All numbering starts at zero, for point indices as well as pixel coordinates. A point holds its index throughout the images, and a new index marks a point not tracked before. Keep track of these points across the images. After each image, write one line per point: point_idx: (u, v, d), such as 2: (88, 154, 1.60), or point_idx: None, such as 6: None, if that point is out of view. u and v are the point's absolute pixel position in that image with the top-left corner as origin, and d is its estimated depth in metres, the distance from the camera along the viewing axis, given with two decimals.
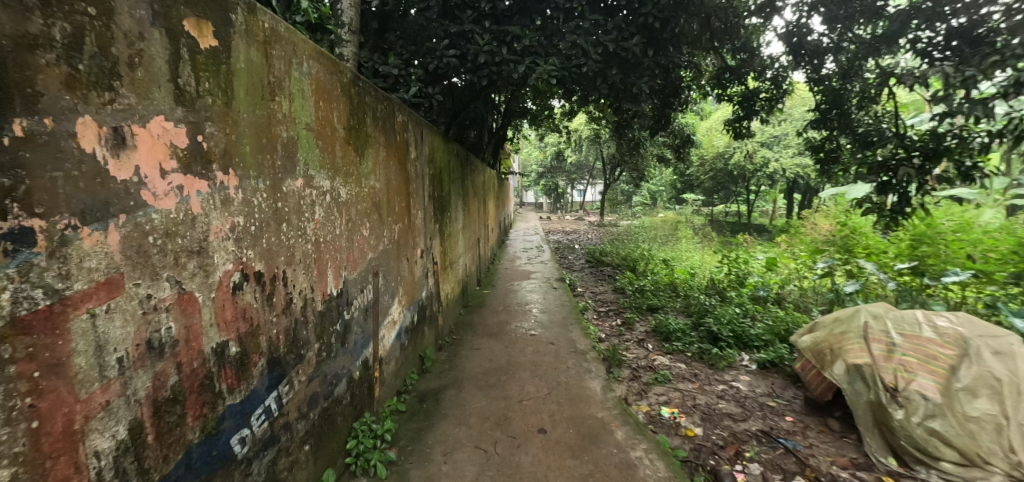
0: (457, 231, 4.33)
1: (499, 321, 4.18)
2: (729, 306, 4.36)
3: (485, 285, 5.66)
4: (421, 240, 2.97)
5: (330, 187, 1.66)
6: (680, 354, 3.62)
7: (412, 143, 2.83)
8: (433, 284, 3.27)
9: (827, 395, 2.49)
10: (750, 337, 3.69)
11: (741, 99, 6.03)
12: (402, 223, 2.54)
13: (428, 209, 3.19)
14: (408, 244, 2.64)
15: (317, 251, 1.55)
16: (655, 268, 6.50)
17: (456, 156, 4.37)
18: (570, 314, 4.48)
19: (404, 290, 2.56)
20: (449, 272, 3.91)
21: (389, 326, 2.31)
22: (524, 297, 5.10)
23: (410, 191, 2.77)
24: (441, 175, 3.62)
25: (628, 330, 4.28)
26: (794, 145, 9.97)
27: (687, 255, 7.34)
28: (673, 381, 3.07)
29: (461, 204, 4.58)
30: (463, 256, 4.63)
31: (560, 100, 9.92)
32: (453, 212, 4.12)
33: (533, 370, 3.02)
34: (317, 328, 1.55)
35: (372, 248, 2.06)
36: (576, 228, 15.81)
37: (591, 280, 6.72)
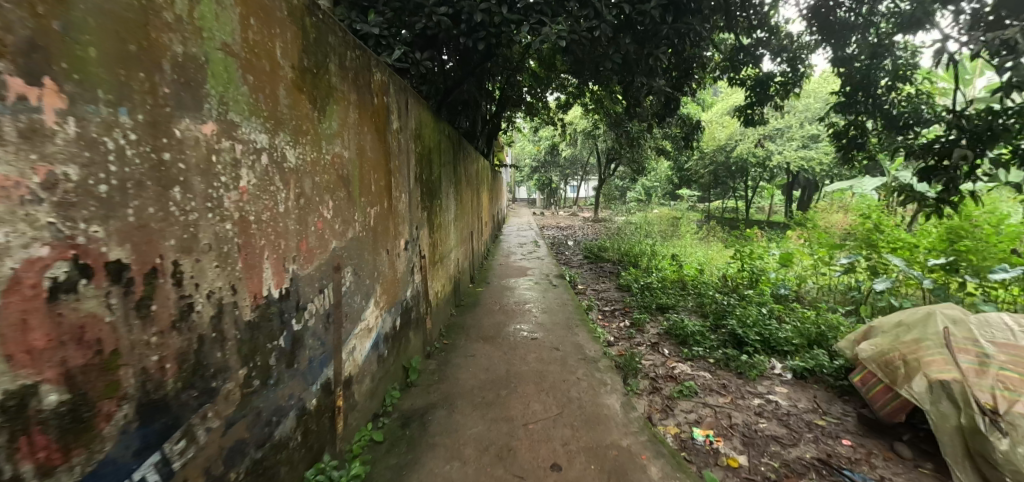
0: (449, 221, 3.84)
1: (494, 323, 3.70)
2: (750, 305, 3.92)
3: (479, 283, 5.18)
4: (406, 229, 2.48)
5: (268, 144, 1.17)
6: (702, 361, 3.17)
7: (396, 112, 2.33)
8: (419, 282, 2.78)
9: (898, 417, 2.02)
10: (779, 341, 3.25)
11: (754, 84, 5.53)
12: (380, 207, 2.05)
13: (414, 193, 2.70)
14: (387, 232, 2.14)
15: (243, 234, 1.06)
16: (660, 265, 6.07)
17: (447, 137, 3.87)
18: (573, 314, 4.02)
19: (382, 289, 2.07)
20: (439, 268, 3.42)
21: (362, 335, 1.82)
22: (522, 296, 4.62)
23: (390, 168, 2.27)
24: (429, 156, 3.12)
25: (639, 333, 3.82)
26: (798, 138, 9.59)
27: (692, 250, 6.92)
28: (701, 394, 2.63)
29: (453, 192, 4.09)
30: (455, 250, 4.15)
31: (557, 88, 9.42)
32: (444, 200, 3.63)
33: (539, 383, 2.55)
34: (245, 347, 1.07)
35: (337, 235, 1.57)
36: (570, 224, 15.34)
37: (591, 277, 6.26)
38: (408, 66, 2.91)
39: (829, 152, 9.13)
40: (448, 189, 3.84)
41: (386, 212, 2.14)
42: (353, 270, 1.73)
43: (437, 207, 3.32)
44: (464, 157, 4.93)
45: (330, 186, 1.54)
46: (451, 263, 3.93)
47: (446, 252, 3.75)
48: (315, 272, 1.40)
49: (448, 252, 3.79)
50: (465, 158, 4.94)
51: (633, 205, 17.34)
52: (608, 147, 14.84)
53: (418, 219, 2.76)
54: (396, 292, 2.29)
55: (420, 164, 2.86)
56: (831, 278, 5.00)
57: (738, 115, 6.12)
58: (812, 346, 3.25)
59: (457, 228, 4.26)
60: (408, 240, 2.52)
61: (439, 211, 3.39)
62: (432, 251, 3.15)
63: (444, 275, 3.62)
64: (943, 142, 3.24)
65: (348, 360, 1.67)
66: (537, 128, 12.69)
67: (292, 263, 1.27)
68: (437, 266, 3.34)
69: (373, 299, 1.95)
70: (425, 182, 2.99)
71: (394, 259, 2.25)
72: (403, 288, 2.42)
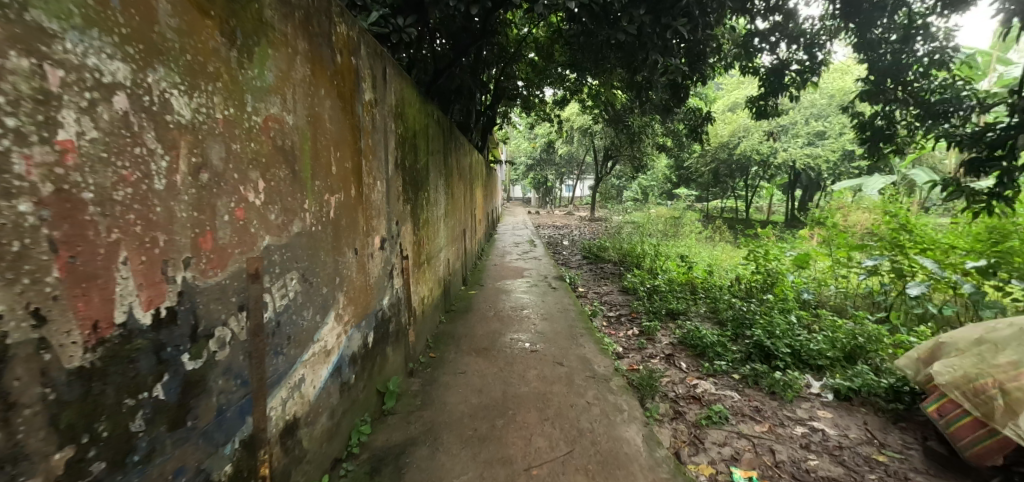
0: (437, 216, 3.40)
1: (489, 332, 3.27)
2: (771, 309, 3.54)
3: (472, 285, 4.75)
4: (383, 224, 2.04)
5: (126, 79, 0.74)
6: (727, 377, 2.78)
7: (370, 79, 1.89)
8: (400, 287, 2.34)
9: (995, 459, 1.61)
10: (813, 354, 2.86)
11: (768, 72, 5.10)
12: (344, 194, 1.60)
13: (395, 181, 2.26)
14: (355, 227, 1.70)
15: (63, 223, 0.63)
16: (665, 266, 5.67)
17: (437, 123, 3.42)
18: (577, 321, 3.60)
19: (347, 298, 1.63)
20: (426, 270, 2.98)
21: (316, 360, 1.38)
22: (519, 300, 4.19)
23: (363, 148, 1.82)
24: (414, 140, 2.67)
25: (650, 343, 3.42)
26: (803, 134, 9.21)
27: (698, 250, 6.54)
28: (733, 420, 2.22)
29: (442, 184, 3.65)
30: (445, 248, 3.71)
31: (554, 81, 8.97)
32: (431, 192, 3.19)
33: (542, 408, 2.13)
34: (66, 411, 0.64)
35: (272, 229, 1.13)
36: (567, 223, 14.90)
37: (592, 278, 5.85)
38: (389, 34, 2.46)
39: (835, 150, 8.75)
40: (437, 181, 3.41)
41: (355, 201, 1.70)
42: (301, 274, 1.29)
43: (423, 200, 2.88)
44: (457, 147, 4.50)
45: (262, 160, 1.10)
46: (440, 263, 3.50)
47: (434, 251, 3.30)
48: (228, 282, 0.96)
49: (436, 251, 3.34)
50: (457, 149, 4.50)
51: (630, 204, 16.99)
52: (605, 144, 14.46)
53: (399, 213, 2.32)
54: (368, 300, 1.85)
55: (402, 148, 2.41)
56: (851, 281, 4.64)
57: (749, 107, 5.71)
58: (848, 360, 2.86)
59: (447, 224, 3.83)
60: (385, 236, 2.08)
61: (425, 204, 2.95)
62: (417, 250, 2.71)
63: (432, 277, 3.19)
64: (999, 129, 2.86)
65: (291, 398, 1.23)
66: (533, 124, 12.27)
67: (181, 268, 0.84)
68: (423, 266, 2.90)
69: (333, 312, 1.51)
70: (409, 170, 2.55)
71: (364, 259, 1.80)
72: (378, 295, 1.98)
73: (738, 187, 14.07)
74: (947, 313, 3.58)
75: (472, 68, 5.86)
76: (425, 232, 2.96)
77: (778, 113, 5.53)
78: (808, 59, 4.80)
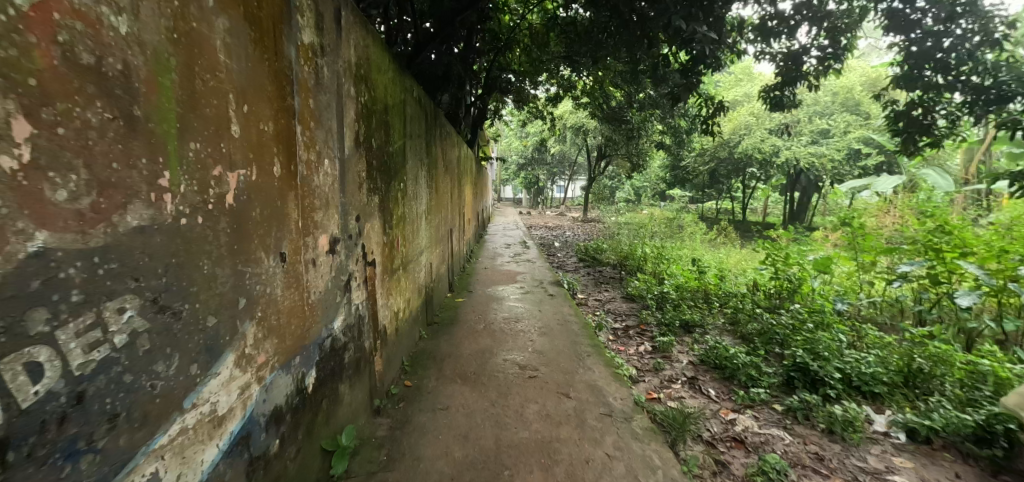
0: (417, 213, 2.84)
1: (478, 351, 2.72)
2: (805, 322, 3.05)
3: (459, 292, 4.19)
4: (334, 218, 1.48)
5: None
6: (769, 410, 2.28)
7: (313, 14, 1.33)
8: (362, 301, 1.78)
9: None
10: (870, 380, 2.38)
11: (785, 59, 4.58)
12: (258, 171, 1.05)
13: (355, 164, 1.69)
14: (281, 222, 1.15)
15: None
16: (671, 270, 5.18)
17: (417, 101, 2.87)
18: (580, 336, 3.05)
19: (264, 328, 1.08)
20: (401, 278, 2.43)
21: (190, 440, 0.83)
22: (513, 310, 3.65)
23: (300, 108, 1.26)
24: (385, 115, 2.11)
25: (667, 363, 2.91)
26: (808, 131, 8.73)
27: (705, 254, 6.05)
28: (793, 476, 1.72)
29: (424, 174, 3.08)
30: (426, 251, 3.14)
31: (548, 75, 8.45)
32: (409, 183, 2.63)
33: (548, 465, 1.60)
34: None
35: (56, 220, 0.59)
36: (560, 224, 14.38)
37: (592, 283, 5.33)
38: None
39: (842, 148, 8.35)
40: (417, 171, 2.85)
41: (280, 183, 1.14)
42: (149, 299, 0.74)
43: (397, 192, 2.31)
44: (443, 135, 3.93)
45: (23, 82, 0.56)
46: (420, 269, 2.94)
47: (413, 255, 2.74)
48: None
49: (415, 255, 2.78)
50: (443, 137, 3.94)
51: (624, 205, 16.52)
52: (600, 143, 13.98)
53: (362, 205, 1.76)
54: (307, 327, 1.30)
55: (367, 122, 1.85)
56: (881, 287, 4.18)
57: (762, 98, 5.23)
58: (910, 386, 2.40)
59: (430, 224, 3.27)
60: (338, 234, 1.53)
61: (400, 198, 2.39)
62: (388, 255, 2.16)
63: (410, 285, 2.63)
64: None
65: None
66: (525, 121, 11.74)
67: None
68: (397, 275, 2.34)
69: (233, 355, 0.95)
70: (378, 150, 1.99)
71: (300, 270, 1.24)
72: (325, 316, 1.42)
73: (735, 188, 13.69)
74: (1002, 327, 3.14)
75: (460, 52, 5.29)
76: (400, 232, 2.41)
77: (794, 104, 5.07)
78: (830, 44, 4.35)
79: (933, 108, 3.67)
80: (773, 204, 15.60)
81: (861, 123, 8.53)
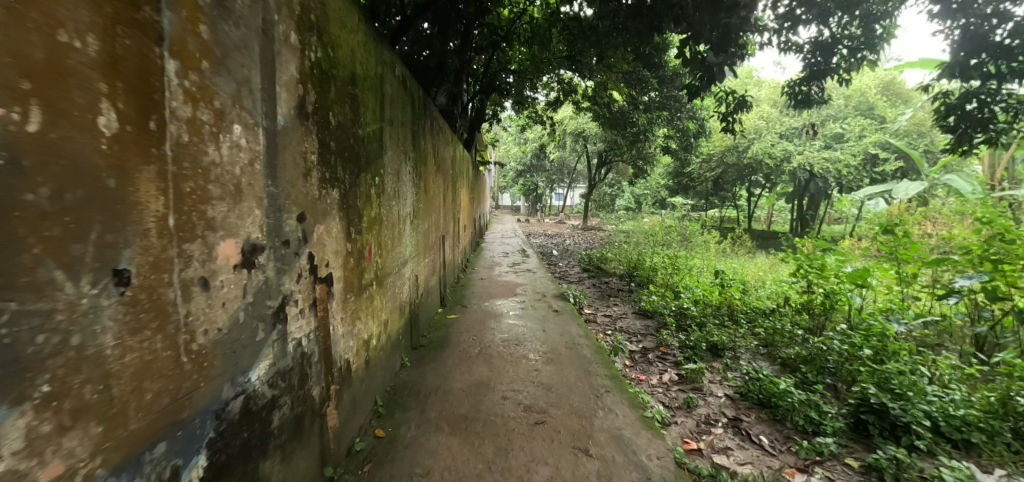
0: (399, 216, 2.33)
1: (472, 386, 2.20)
2: (861, 347, 2.55)
3: (451, 308, 3.66)
4: (251, 216, 0.98)
5: None
6: (845, 469, 1.77)
7: None
8: (308, 334, 1.27)
9: None
10: (966, 427, 1.88)
11: (814, 49, 4.12)
12: (48, 121, 0.56)
13: (297, 140, 1.20)
14: (113, 217, 0.65)
15: None
16: (686, 281, 4.68)
17: (401, 81, 2.38)
18: (594, 363, 2.53)
19: (60, 414, 0.58)
20: (375, 297, 1.92)
21: None
22: (513, 330, 3.13)
23: (179, 34, 0.77)
24: (352, 86, 1.62)
25: (701, 397, 2.40)
26: (820, 137, 8.19)
27: (721, 266, 5.53)
28: None
29: (410, 170, 2.58)
30: (411, 261, 2.63)
31: (548, 75, 8.00)
32: (388, 178, 2.13)
33: None
34: None
35: None
36: (559, 232, 13.89)
37: (598, 295, 4.82)
38: None
39: (857, 154, 7.91)
40: (400, 164, 2.35)
41: (115, 146, 0.65)
42: None
43: (369, 187, 1.81)
44: (434, 129, 3.44)
45: None
46: (403, 283, 2.43)
47: (392, 267, 2.23)
48: None
49: (395, 267, 2.27)
50: (435, 131, 3.44)
51: (625, 214, 16.04)
52: (600, 149, 13.54)
53: (308, 199, 1.26)
54: (185, 387, 0.80)
55: (321, 88, 1.36)
56: (928, 304, 3.69)
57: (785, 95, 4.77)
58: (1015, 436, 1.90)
59: (417, 230, 2.77)
60: (260, 240, 1.03)
61: (374, 195, 1.89)
62: (354, 268, 1.66)
63: (387, 304, 2.12)
64: None
65: None
66: (524, 126, 11.29)
67: None
68: (368, 293, 1.83)
69: None
70: (340, 130, 1.50)
71: (168, 297, 0.75)
72: (231, 366, 0.92)
73: (740, 196, 13.27)
74: None
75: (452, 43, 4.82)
76: (374, 238, 1.90)
77: (822, 100, 4.59)
78: (864, 34, 3.87)
79: (991, 101, 3.24)
80: (777, 213, 15.14)
81: (875, 127, 8.12)
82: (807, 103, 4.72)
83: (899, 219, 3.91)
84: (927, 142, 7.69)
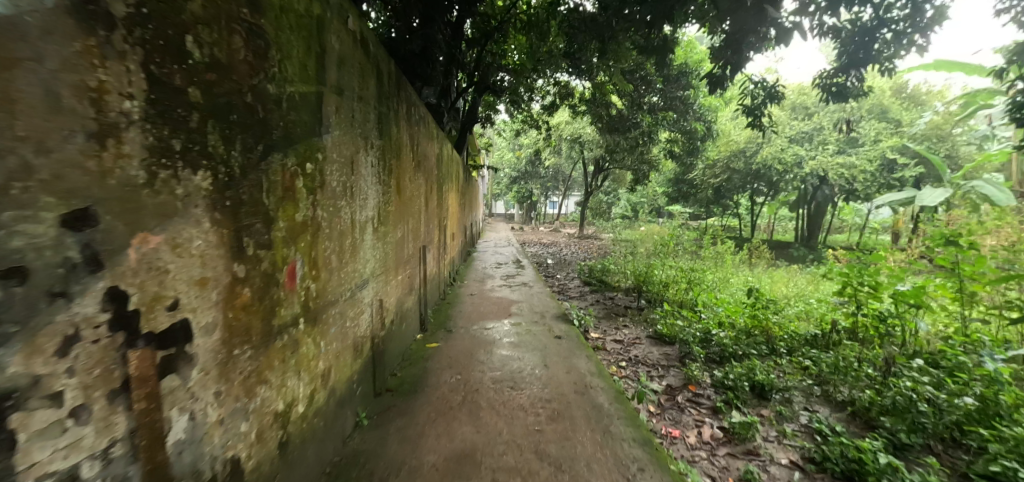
0: (354, 221, 1.68)
1: (454, 460, 1.56)
2: (961, 396, 1.96)
3: (432, 335, 3.00)
4: None
5: None
6: None
7: None
8: (107, 451, 0.65)
9: None
10: None
11: (853, 35, 3.50)
12: None
13: (63, 64, 0.59)
14: None
15: None
16: (704, 299, 4.07)
17: (359, 37, 1.74)
18: (616, 418, 1.88)
19: None
20: (305, 342, 1.27)
21: None
22: (507, 363, 2.49)
23: None
24: (253, 8, 1.00)
25: (762, 466, 1.78)
26: (833, 141, 7.71)
27: (740, 283, 4.90)
28: None
29: (373, 159, 1.93)
30: (375, 281, 1.97)
31: (543, 77, 7.44)
32: (334, 165, 1.48)
33: None
34: None
35: None
36: (555, 241, 13.28)
37: (604, 313, 4.20)
38: None
39: (873, 158, 7.45)
40: (357, 151, 1.71)
41: None
42: None
43: (292, 175, 1.18)
44: (414, 115, 2.79)
45: None
46: (360, 313, 1.78)
47: (341, 293, 1.57)
48: None
49: (347, 292, 1.62)
50: (414, 119, 2.81)
51: (622, 222, 15.46)
52: (597, 155, 12.97)
53: (106, 186, 0.64)
54: None
55: None
56: (998, 328, 3.07)
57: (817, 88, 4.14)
58: None
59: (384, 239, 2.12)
60: None
61: (303, 187, 1.24)
62: (252, 305, 1.01)
63: (330, 348, 1.47)
64: None
65: None
66: (518, 130, 10.72)
67: None
68: (289, 341, 1.18)
69: None
70: (217, 72, 0.88)
71: None
72: None
73: (743, 204, 12.78)
74: None
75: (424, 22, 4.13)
76: (302, 253, 1.25)
77: (860, 93, 3.96)
78: (914, 15, 3.22)
79: None
80: (779, 221, 14.64)
81: (892, 131, 7.63)
82: (844, 94, 4.06)
83: (960, 228, 3.32)
84: (948, 146, 7.20)
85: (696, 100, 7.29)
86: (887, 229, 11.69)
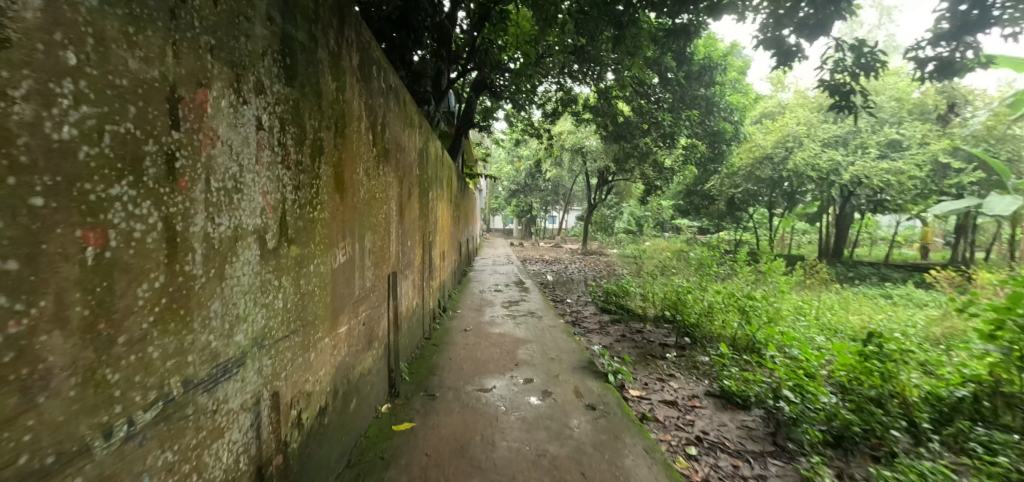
0: (181, 239, 0.72)
1: None
2: None
3: (405, 405, 2.00)
4: None
5: None
6: None
7: None
8: None
9: None
10: None
11: None
12: None
13: None
14: None
15: None
16: (770, 338, 3.09)
17: None
18: None
19: None
20: None
21: None
22: (523, 470, 1.50)
23: None
24: None
25: None
26: (873, 145, 6.87)
27: (800, 313, 3.91)
28: None
29: (267, 117, 0.97)
30: (270, 357, 1.00)
31: (548, 80, 6.61)
32: (70, 86, 0.54)
33: None
34: None
35: None
36: (558, 258, 12.34)
37: (638, 355, 3.21)
38: None
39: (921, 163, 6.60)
40: (202, 83, 0.77)
41: None
42: None
43: None
44: (378, 80, 1.83)
45: None
46: (212, 439, 0.81)
47: (116, 425, 0.61)
48: None
49: (145, 413, 0.66)
50: (379, 87, 1.85)
51: (627, 237, 14.57)
52: (602, 166, 12.10)
53: None
54: None
55: None
56: None
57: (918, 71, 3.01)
58: None
59: (300, 273, 1.14)
60: None
61: None
62: None
63: None
64: None
65: None
66: (519, 139, 9.89)
67: None
68: None
69: None
70: None
71: None
72: None
73: (759, 218, 11.92)
74: None
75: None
76: None
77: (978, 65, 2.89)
78: None
79: None
80: (796, 235, 13.69)
81: (939, 134, 6.77)
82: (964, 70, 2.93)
83: None
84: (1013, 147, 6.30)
85: (722, 98, 6.47)
86: (920, 244, 10.79)
